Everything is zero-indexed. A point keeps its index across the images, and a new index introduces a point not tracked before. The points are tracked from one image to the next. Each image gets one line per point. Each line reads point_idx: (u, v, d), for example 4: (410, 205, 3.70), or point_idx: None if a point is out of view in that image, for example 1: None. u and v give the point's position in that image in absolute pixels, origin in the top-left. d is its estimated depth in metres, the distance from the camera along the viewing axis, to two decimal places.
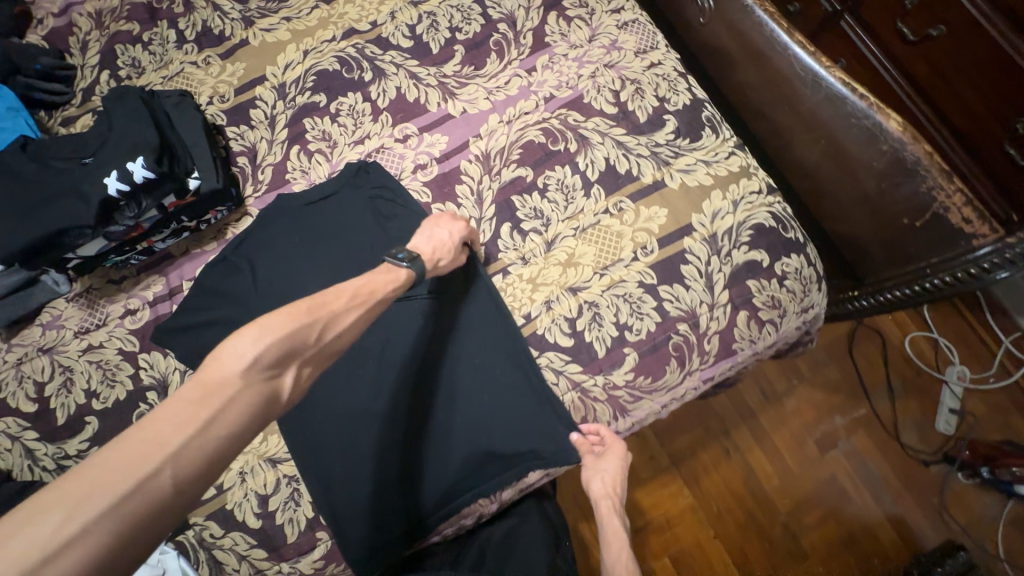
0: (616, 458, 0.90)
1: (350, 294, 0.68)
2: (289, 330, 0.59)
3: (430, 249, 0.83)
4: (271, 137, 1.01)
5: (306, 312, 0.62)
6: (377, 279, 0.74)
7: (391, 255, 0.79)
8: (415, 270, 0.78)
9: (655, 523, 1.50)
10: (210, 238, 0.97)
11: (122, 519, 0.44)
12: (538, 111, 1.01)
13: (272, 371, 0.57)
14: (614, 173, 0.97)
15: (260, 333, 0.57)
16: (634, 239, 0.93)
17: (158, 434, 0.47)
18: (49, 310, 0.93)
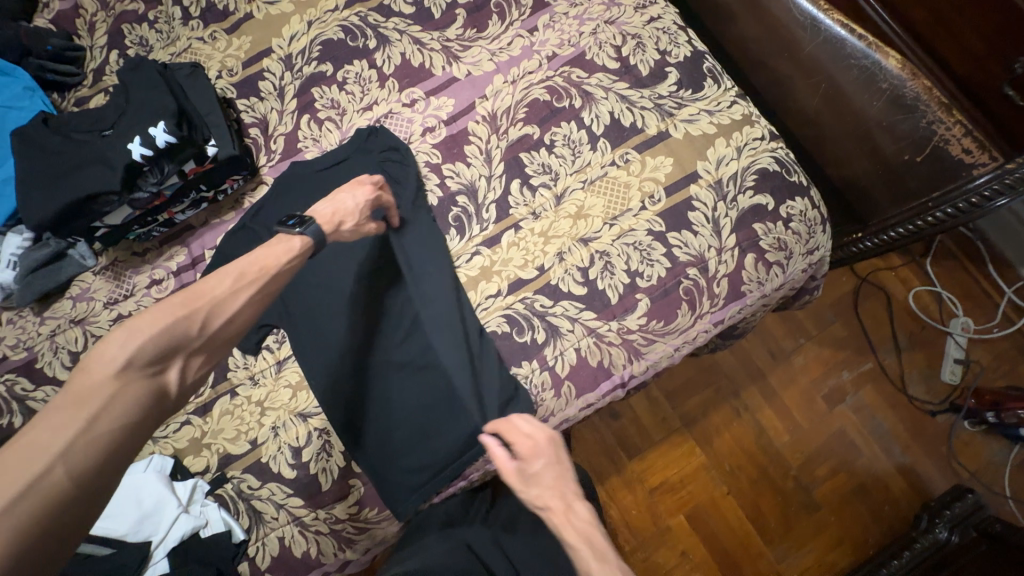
0: (537, 450, 0.76)
1: (234, 277, 0.67)
2: (165, 326, 0.60)
3: (330, 213, 0.83)
4: (281, 107, 1.03)
5: (182, 306, 0.62)
6: (273, 251, 0.72)
7: (283, 225, 0.78)
8: (309, 234, 0.77)
9: (672, 482, 1.53)
10: (229, 208, 0.99)
11: (15, 519, 0.47)
12: (541, 70, 1.03)
13: (156, 367, 0.59)
14: (619, 127, 0.99)
15: (131, 332, 0.58)
16: (641, 189, 0.96)
17: (36, 444, 0.50)
18: (77, 284, 0.96)
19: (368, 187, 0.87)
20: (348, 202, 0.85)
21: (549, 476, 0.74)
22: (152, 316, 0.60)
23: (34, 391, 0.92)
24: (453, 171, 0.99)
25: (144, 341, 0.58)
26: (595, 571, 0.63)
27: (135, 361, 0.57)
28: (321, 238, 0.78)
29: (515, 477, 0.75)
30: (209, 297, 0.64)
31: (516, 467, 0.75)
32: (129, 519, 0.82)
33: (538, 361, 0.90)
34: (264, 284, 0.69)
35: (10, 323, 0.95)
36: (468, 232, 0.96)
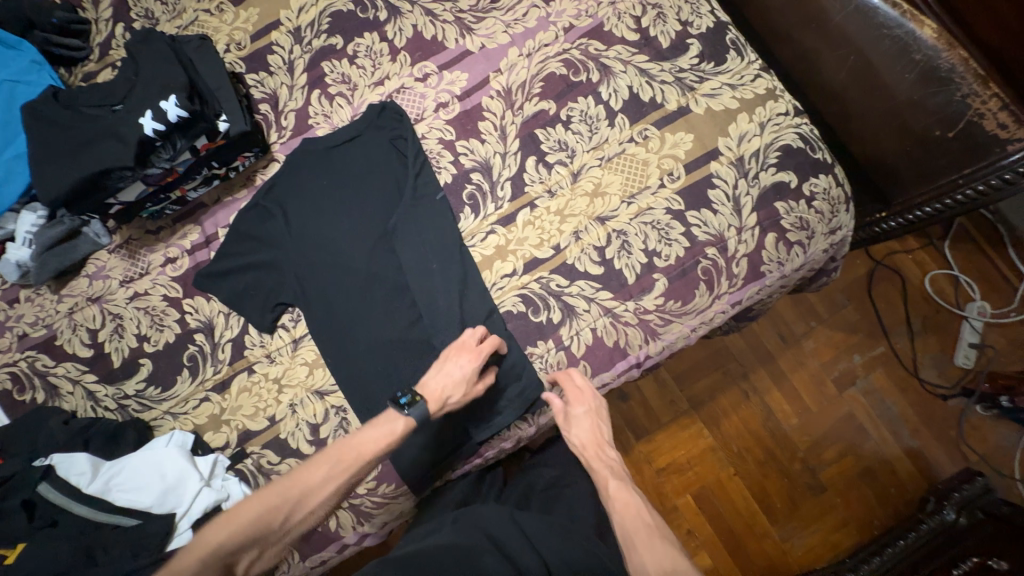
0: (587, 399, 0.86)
1: (331, 463, 0.72)
2: (256, 516, 0.67)
3: (438, 389, 0.80)
4: (291, 82, 1.01)
5: (276, 495, 0.69)
6: (373, 437, 0.75)
7: (394, 399, 0.79)
8: (414, 416, 0.77)
9: (680, 464, 1.54)
10: (241, 185, 0.98)
11: None
12: (558, 43, 0.99)
13: (231, 558, 0.66)
14: (637, 101, 0.96)
15: (231, 522, 0.67)
16: (661, 166, 0.93)
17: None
18: (93, 261, 0.97)
19: (472, 351, 0.82)
20: (454, 372, 0.81)
21: (586, 420, 0.85)
22: (260, 498, 0.68)
23: (56, 368, 0.93)
24: (467, 149, 0.97)
25: (241, 526, 0.66)
26: (612, 483, 0.80)
27: (219, 549, 0.65)
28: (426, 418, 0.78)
29: (567, 419, 0.85)
30: (303, 485, 0.70)
31: (563, 410, 0.86)
32: (153, 492, 0.81)
33: (554, 341, 0.90)
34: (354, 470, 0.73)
35: (28, 300, 0.96)
36: (482, 210, 0.95)
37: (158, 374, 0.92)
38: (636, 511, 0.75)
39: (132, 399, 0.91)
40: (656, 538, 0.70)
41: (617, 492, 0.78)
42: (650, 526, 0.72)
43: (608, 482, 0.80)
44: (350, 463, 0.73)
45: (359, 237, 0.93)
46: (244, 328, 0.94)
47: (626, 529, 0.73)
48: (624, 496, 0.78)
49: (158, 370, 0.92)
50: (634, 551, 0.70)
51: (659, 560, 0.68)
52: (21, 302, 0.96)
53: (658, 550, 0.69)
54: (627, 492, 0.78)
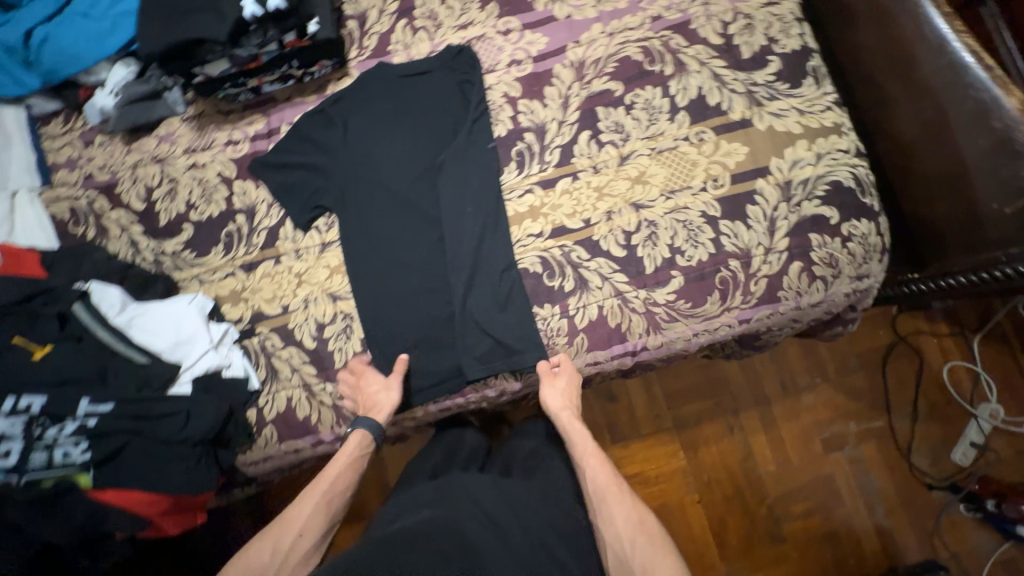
0: (568, 373, 0.92)
1: (308, 498, 0.81)
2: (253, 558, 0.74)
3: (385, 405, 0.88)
4: (382, 7, 1.06)
5: (272, 535, 0.77)
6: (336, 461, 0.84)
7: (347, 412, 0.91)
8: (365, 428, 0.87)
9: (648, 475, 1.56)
10: (312, 91, 1.04)
11: None
12: (642, 29, 1.01)
13: None
14: (703, 103, 0.97)
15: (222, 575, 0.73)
16: (708, 170, 0.94)
17: None
18: (165, 126, 1.04)
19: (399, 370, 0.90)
20: (382, 401, 0.89)
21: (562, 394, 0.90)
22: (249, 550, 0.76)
23: (111, 212, 1.01)
24: (528, 109, 1.00)
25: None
26: (585, 445, 0.88)
27: None
28: (377, 427, 0.87)
29: (544, 389, 0.91)
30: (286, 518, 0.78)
31: (549, 371, 0.91)
32: (167, 339, 0.87)
33: (560, 308, 0.93)
34: (328, 488, 0.82)
35: (101, 146, 1.04)
36: (526, 168, 0.98)
37: (196, 240, 0.99)
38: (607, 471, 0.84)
39: (168, 257, 0.98)
40: (626, 500, 0.80)
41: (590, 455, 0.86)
42: (618, 484, 0.82)
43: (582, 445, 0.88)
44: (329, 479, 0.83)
45: (406, 166, 0.98)
46: (281, 220, 0.99)
47: (598, 487, 0.82)
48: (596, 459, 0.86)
49: (197, 238, 0.99)
50: (605, 506, 0.80)
51: (625, 512, 0.78)
52: (96, 146, 1.04)
53: (626, 506, 0.79)
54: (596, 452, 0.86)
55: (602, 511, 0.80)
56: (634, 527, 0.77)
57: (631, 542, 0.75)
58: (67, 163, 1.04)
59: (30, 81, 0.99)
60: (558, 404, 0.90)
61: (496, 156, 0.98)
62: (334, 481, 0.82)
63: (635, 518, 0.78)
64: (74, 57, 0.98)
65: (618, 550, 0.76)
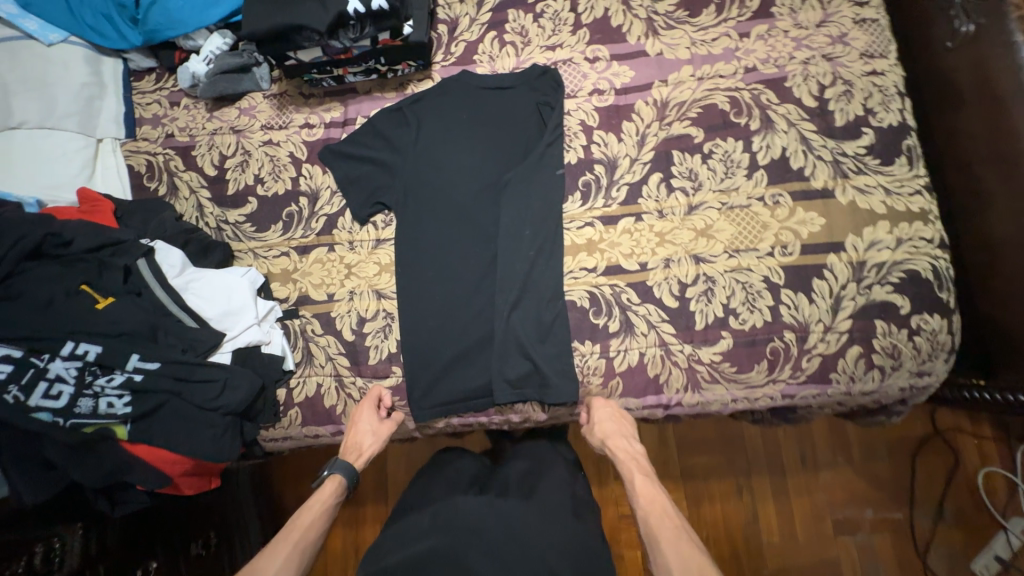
0: (607, 404, 0.91)
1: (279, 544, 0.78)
2: None
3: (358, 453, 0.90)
4: (474, 16, 1.06)
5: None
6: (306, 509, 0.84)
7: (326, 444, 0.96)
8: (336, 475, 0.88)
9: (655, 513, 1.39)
10: (392, 88, 1.05)
11: None
12: (733, 78, 0.98)
13: None
14: (784, 165, 0.93)
15: None
16: (777, 236, 0.91)
17: None
18: (248, 99, 1.07)
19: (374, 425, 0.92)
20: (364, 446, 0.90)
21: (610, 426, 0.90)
22: None
23: (184, 173, 1.04)
24: (602, 140, 0.98)
25: None
26: (636, 478, 0.85)
27: None
28: (353, 473, 0.89)
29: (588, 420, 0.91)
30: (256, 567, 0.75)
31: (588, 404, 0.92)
32: (217, 308, 0.89)
33: (600, 347, 0.91)
34: (298, 539, 0.79)
35: (186, 108, 1.07)
36: (591, 201, 0.96)
37: (258, 215, 1.01)
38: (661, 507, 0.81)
39: (229, 227, 1.01)
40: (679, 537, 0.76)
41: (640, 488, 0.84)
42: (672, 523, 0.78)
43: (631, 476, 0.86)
44: (301, 527, 0.81)
45: (472, 178, 0.98)
46: (341, 210, 1.01)
47: (647, 519, 0.80)
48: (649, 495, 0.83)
49: (259, 212, 1.02)
50: (655, 544, 0.76)
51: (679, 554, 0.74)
52: (181, 108, 1.08)
53: (678, 545, 0.75)
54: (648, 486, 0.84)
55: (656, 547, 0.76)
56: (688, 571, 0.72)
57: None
58: (152, 119, 1.08)
59: (134, 38, 1.04)
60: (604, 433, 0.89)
61: (561, 183, 0.97)
62: (304, 533, 0.80)
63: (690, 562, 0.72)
64: (178, 21, 1.02)
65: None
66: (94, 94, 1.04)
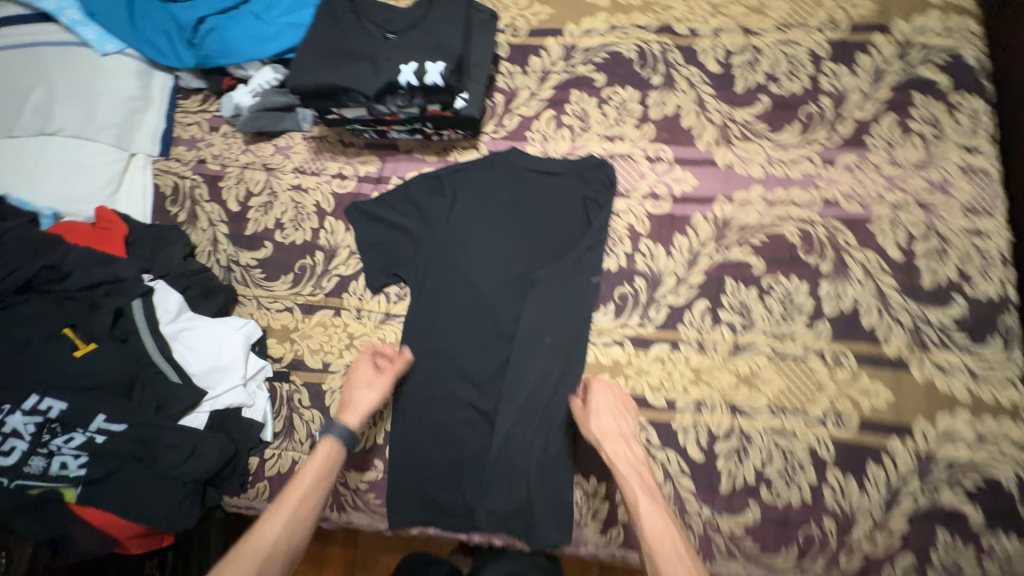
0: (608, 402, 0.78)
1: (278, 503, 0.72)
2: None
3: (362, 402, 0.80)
4: (535, 90, 0.99)
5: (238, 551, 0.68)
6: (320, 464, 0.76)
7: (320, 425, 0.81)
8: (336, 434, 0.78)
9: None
10: (434, 151, 0.99)
11: None
12: (807, 209, 0.88)
13: None
14: (853, 320, 0.82)
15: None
16: (833, 402, 0.79)
17: None
18: (287, 137, 1.03)
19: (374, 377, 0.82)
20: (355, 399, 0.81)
21: (610, 428, 0.76)
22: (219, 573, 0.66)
23: (207, 203, 1.00)
24: (649, 250, 0.89)
25: None
26: (642, 500, 0.69)
27: None
28: (345, 430, 0.78)
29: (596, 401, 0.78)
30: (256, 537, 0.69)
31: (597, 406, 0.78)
32: (204, 362, 0.82)
33: (607, 488, 0.81)
34: (297, 499, 0.73)
35: (223, 136, 1.04)
36: (625, 316, 0.87)
37: (271, 262, 0.96)
38: (670, 542, 0.66)
39: (239, 269, 0.96)
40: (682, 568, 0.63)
41: (646, 515, 0.68)
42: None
43: (636, 497, 0.70)
44: (300, 493, 0.73)
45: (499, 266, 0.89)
46: (356, 273, 0.94)
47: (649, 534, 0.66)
48: (660, 525, 0.67)
49: (272, 259, 0.96)
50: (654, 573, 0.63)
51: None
52: (219, 134, 1.04)
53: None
54: (658, 514, 0.68)
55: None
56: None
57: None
58: (189, 141, 1.05)
59: (186, 59, 1.01)
60: (608, 432, 0.75)
61: (594, 291, 0.87)
62: (305, 495, 0.73)
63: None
64: (232, 51, 0.99)
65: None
66: (138, 108, 1.02)
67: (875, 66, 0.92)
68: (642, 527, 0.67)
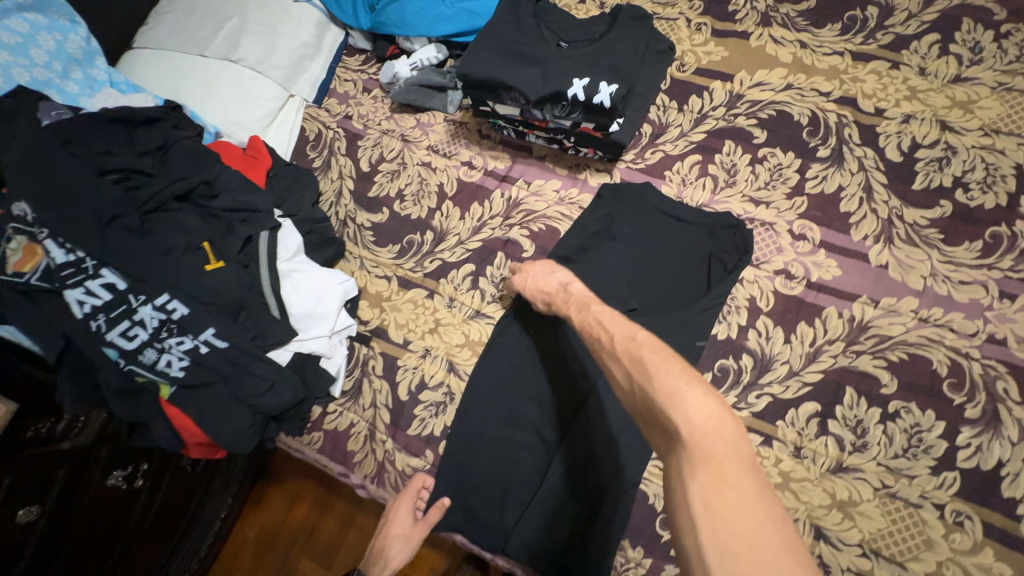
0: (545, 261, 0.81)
1: None
2: None
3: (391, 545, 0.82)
4: (686, 130, 0.95)
5: None
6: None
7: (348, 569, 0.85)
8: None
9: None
10: (565, 165, 0.97)
11: None
12: (966, 339, 0.77)
13: None
14: (989, 483, 0.70)
15: None
16: (941, 567, 0.68)
17: None
18: (429, 114, 1.05)
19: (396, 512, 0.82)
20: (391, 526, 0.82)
21: (543, 279, 0.78)
22: None
23: (342, 157, 1.05)
24: (765, 330, 0.82)
25: None
26: (582, 312, 0.68)
27: None
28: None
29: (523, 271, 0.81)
30: None
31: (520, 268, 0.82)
32: (303, 306, 0.86)
33: (651, 564, 0.75)
34: None
35: (373, 99, 1.09)
36: (721, 392, 0.80)
37: (383, 228, 0.99)
38: (629, 345, 0.57)
39: (354, 226, 1.00)
40: (621, 341, 0.58)
41: (586, 321, 0.66)
42: (636, 361, 0.55)
43: (577, 312, 0.69)
44: None
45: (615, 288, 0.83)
46: (458, 263, 0.94)
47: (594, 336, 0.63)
48: (618, 335, 0.60)
49: (385, 226, 0.99)
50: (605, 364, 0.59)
51: (687, 424, 0.48)
52: (369, 96, 1.09)
53: (632, 355, 0.56)
54: (603, 315, 0.65)
55: (645, 408, 0.52)
56: (717, 448, 0.46)
57: (689, 463, 0.46)
58: (342, 95, 1.10)
59: (363, 22, 1.07)
60: (544, 285, 0.77)
61: (695, 355, 0.81)
62: None
63: (709, 431, 0.47)
64: (406, 23, 1.03)
65: (670, 491, 0.48)
66: (307, 55, 1.09)
67: None
68: (584, 330, 0.66)
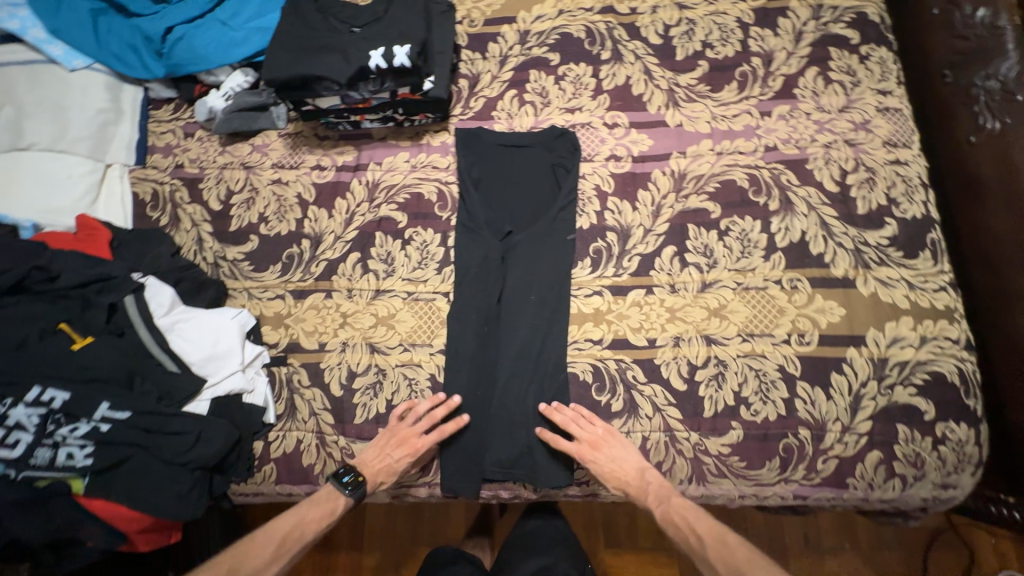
0: (627, 448, 0.82)
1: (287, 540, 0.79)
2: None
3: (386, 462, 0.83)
4: (496, 73, 1.06)
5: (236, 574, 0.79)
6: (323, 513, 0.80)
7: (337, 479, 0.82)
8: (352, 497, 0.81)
9: (664, 539, 1.16)
10: (407, 136, 1.04)
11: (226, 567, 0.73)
12: (752, 156, 0.97)
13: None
14: (801, 250, 0.91)
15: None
16: (794, 322, 0.87)
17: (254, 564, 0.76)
18: (262, 135, 1.06)
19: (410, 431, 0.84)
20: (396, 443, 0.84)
21: (611, 469, 0.80)
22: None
23: (187, 205, 1.02)
24: (616, 207, 0.96)
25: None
26: (668, 513, 0.79)
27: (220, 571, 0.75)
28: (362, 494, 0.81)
29: (599, 466, 0.81)
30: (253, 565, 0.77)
31: (582, 458, 0.81)
32: (201, 351, 0.84)
33: None
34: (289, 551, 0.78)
35: (199, 141, 1.07)
36: (600, 269, 0.93)
37: (258, 255, 0.99)
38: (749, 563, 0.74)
39: (227, 264, 0.98)
40: (745, 553, 0.75)
41: (676, 520, 0.78)
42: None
43: (656, 510, 0.80)
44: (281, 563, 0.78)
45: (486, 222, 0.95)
46: (343, 256, 0.97)
47: (691, 543, 0.77)
48: (727, 544, 0.76)
49: (259, 251, 0.99)
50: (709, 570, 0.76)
51: None
52: (194, 139, 1.07)
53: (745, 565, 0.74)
54: (695, 520, 0.78)
55: None
56: None
57: None
58: (164, 148, 1.07)
59: (156, 70, 1.04)
60: (610, 479, 0.80)
61: (570, 249, 0.93)
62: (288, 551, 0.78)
63: None
64: (201, 57, 1.02)
65: None
66: (109, 120, 1.04)
67: (795, 27, 1.03)
68: (669, 531, 0.79)
